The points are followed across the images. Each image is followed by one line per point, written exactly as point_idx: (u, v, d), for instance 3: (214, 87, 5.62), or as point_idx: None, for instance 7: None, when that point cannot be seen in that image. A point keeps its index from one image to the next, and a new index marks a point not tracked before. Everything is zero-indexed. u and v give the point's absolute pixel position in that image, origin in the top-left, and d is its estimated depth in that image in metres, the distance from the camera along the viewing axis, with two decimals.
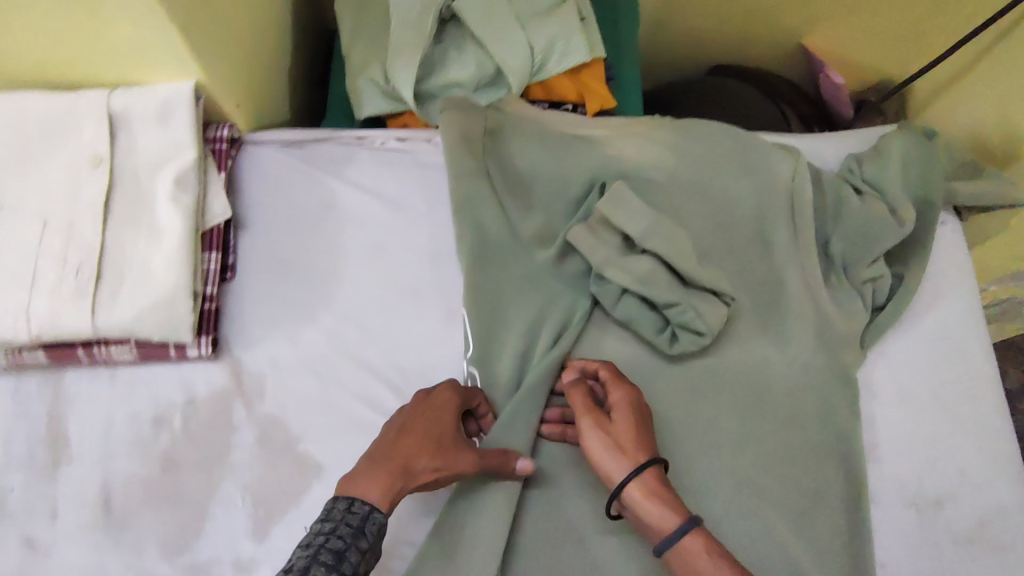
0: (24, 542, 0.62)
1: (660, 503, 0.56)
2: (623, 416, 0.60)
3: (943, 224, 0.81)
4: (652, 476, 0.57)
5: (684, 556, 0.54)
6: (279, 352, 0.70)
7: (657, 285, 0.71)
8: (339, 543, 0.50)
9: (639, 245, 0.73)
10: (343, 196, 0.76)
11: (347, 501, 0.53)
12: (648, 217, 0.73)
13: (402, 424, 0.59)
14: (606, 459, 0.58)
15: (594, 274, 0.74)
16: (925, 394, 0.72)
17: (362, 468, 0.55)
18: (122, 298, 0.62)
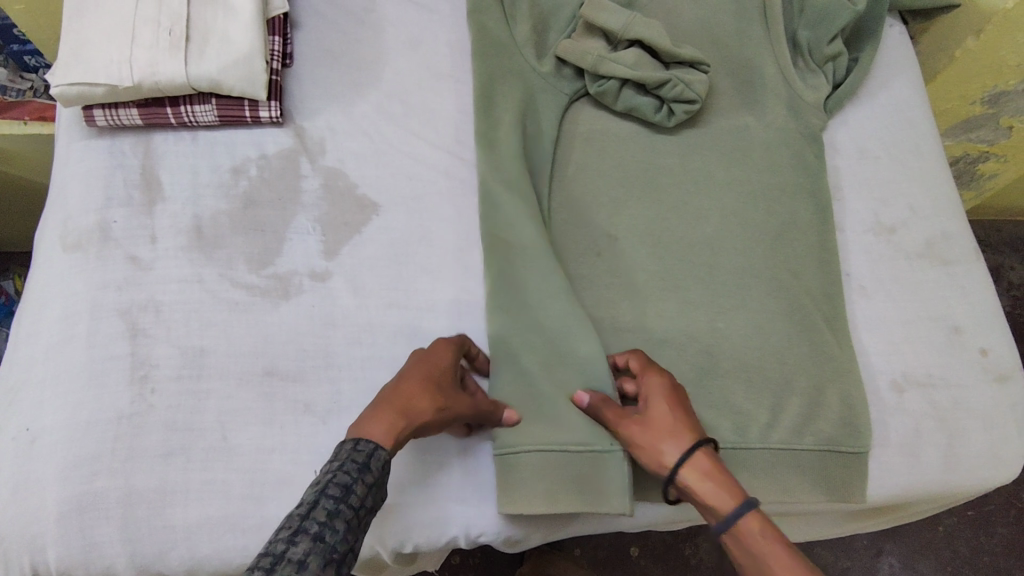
0: (129, 258, 0.72)
1: (717, 485, 0.57)
2: (660, 400, 0.63)
3: (891, 26, 0.95)
4: (704, 457, 0.59)
5: (739, 535, 0.55)
6: (335, 120, 0.81)
7: (646, 69, 0.81)
8: (345, 478, 0.53)
9: (624, 39, 0.82)
10: (381, 2, 0.88)
11: (352, 442, 0.56)
12: (625, 12, 0.82)
13: (400, 372, 0.63)
14: (654, 447, 0.60)
15: (590, 77, 0.83)
16: (879, 150, 0.86)
17: (365, 415, 0.59)
18: (207, 55, 0.74)
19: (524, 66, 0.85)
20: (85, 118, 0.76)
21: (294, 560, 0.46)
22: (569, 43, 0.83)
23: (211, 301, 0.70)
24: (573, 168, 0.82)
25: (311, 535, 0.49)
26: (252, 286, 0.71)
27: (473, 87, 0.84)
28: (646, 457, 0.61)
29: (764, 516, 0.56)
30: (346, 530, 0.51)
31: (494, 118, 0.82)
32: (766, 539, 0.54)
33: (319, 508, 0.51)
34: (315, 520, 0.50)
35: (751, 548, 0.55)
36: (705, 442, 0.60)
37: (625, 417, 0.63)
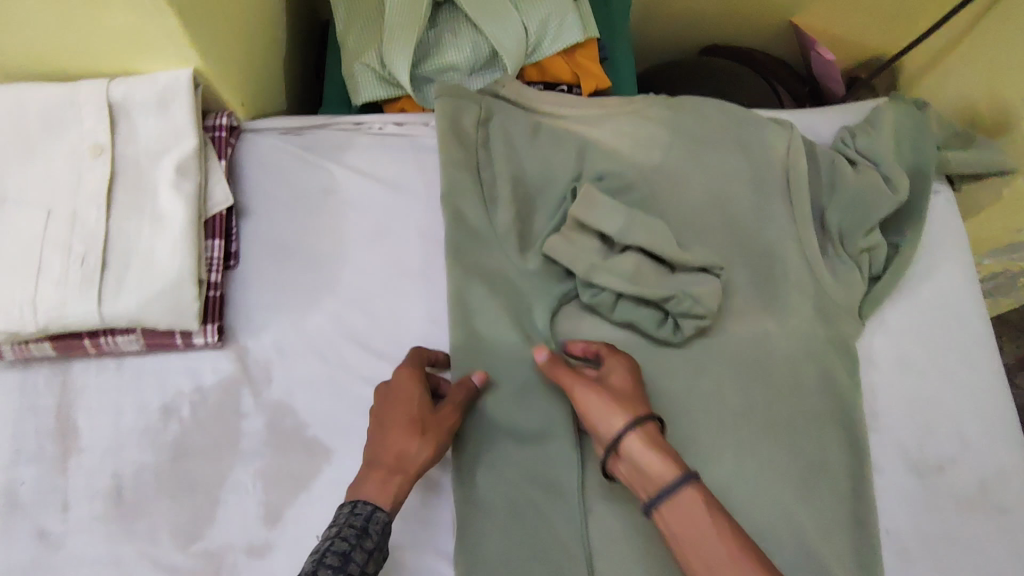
0: (37, 533, 0.62)
1: (657, 457, 0.56)
2: (619, 377, 0.63)
3: (937, 193, 0.82)
4: (647, 434, 0.58)
5: (678, 504, 0.54)
6: (285, 338, 0.70)
7: (646, 282, 0.69)
8: (343, 545, 0.53)
9: (620, 243, 0.71)
10: (343, 182, 0.77)
11: (349, 506, 0.57)
12: (622, 212, 0.71)
13: (374, 420, 0.62)
14: (599, 416, 0.59)
15: (582, 284, 0.71)
16: (923, 362, 0.73)
17: (359, 479, 0.59)
18: (128, 287, 0.63)
19: (507, 264, 0.73)
20: None
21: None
22: (557, 241, 0.71)
23: None
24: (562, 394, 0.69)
25: None
26: (178, 569, 0.61)
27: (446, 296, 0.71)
28: (593, 410, 0.60)
29: (705, 491, 0.55)
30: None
31: (470, 333, 0.70)
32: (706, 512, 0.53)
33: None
34: None
35: (688, 509, 0.54)
36: (649, 418, 0.59)
37: (571, 375, 0.62)
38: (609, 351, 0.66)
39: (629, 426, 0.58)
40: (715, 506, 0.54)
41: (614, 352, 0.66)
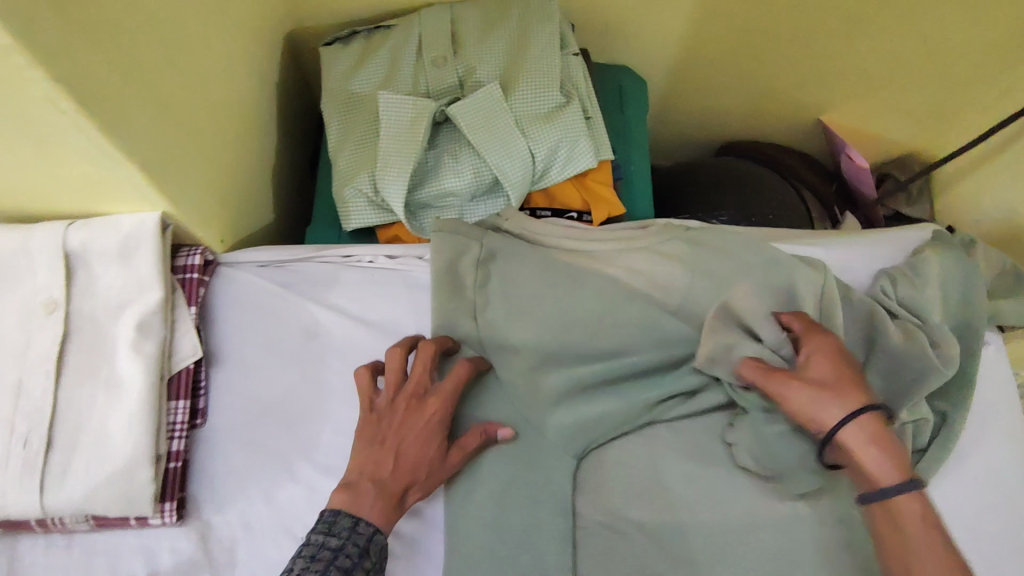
0: None
1: (885, 458, 0.55)
2: (829, 372, 0.59)
3: (988, 344, 0.74)
4: (872, 423, 0.56)
5: (892, 505, 0.54)
6: (253, 513, 0.62)
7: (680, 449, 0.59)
8: (346, 563, 0.53)
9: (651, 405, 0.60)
10: (327, 325, 0.69)
11: (350, 521, 0.55)
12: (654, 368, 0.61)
13: (388, 433, 0.60)
14: (813, 411, 0.57)
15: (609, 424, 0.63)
16: (971, 551, 0.65)
17: (360, 491, 0.58)
18: (74, 471, 0.57)
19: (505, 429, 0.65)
20: None
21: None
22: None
23: None
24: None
25: None
26: None
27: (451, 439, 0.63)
28: (806, 412, 0.57)
29: (921, 495, 0.54)
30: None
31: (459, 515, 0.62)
32: (928, 521, 0.53)
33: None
34: None
35: (895, 496, 0.54)
36: (874, 413, 0.56)
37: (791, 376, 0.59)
38: (828, 350, 0.60)
39: (849, 424, 0.56)
40: (927, 512, 0.54)
41: (832, 347, 0.61)
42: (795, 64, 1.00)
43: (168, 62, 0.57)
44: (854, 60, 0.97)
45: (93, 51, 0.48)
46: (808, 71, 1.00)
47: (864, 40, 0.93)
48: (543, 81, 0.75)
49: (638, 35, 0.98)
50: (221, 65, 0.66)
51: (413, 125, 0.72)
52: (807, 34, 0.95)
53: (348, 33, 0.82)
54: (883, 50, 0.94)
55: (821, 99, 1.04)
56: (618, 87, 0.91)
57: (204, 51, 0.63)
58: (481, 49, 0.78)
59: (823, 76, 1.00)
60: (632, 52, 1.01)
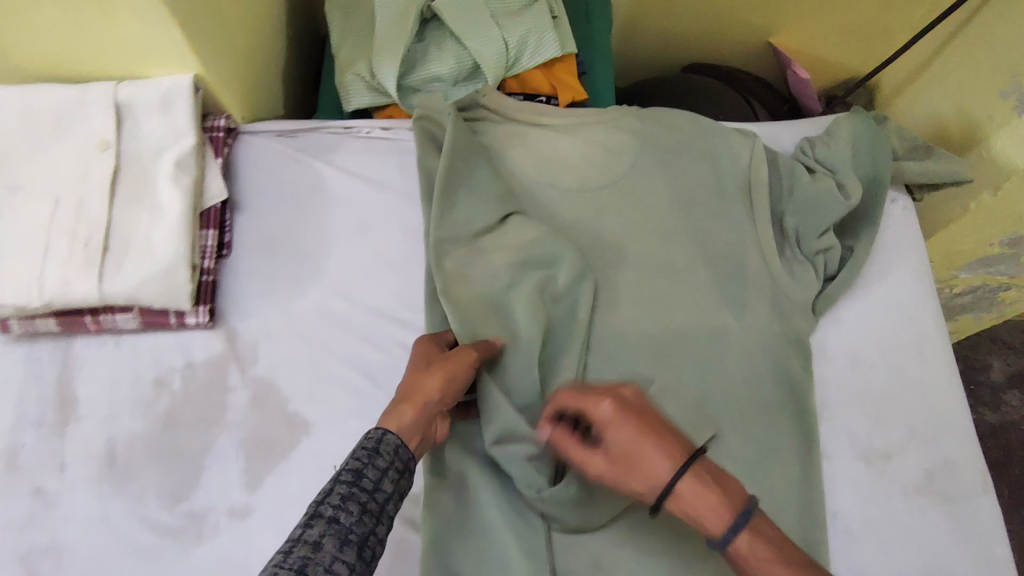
0: (35, 491, 0.67)
1: (703, 491, 0.52)
2: (629, 433, 0.54)
3: (895, 202, 0.86)
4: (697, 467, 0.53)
5: (736, 556, 0.51)
6: (271, 320, 0.75)
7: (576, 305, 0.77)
8: (357, 464, 0.52)
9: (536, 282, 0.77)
10: (331, 179, 0.82)
11: (396, 437, 0.56)
12: (538, 240, 0.79)
13: (447, 375, 0.63)
14: (638, 461, 0.53)
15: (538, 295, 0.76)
16: (873, 355, 0.77)
17: (410, 408, 0.59)
18: (126, 268, 0.69)
19: (483, 261, 0.78)
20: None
21: (310, 541, 0.46)
22: (534, 236, 0.79)
23: (116, 547, 0.65)
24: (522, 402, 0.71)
25: (325, 518, 0.48)
26: (161, 527, 0.66)
27: (424, 279, 0.77)
28: (626, 445, 0.54)
29: (767, 526, 0.52)
30: (362, 513, 0.50)
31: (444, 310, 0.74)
32: (768, 558, 0.50)
33: (334, 493, 0.50)
34: (328, 505, 0.49)
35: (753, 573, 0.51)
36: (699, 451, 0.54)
37: (614, 432, 0.55)
38: (613, 416, 0.55)
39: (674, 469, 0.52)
40: (776, 548, 0.51)
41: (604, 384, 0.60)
42: None
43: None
44: None
45: None
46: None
47: None
48: None
49: None
50: None
51: (404, 19, 0.85)
52: None
53: None
54: None
55: (769, 22, 1.17)
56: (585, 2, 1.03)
57: None
58: None
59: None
60: None
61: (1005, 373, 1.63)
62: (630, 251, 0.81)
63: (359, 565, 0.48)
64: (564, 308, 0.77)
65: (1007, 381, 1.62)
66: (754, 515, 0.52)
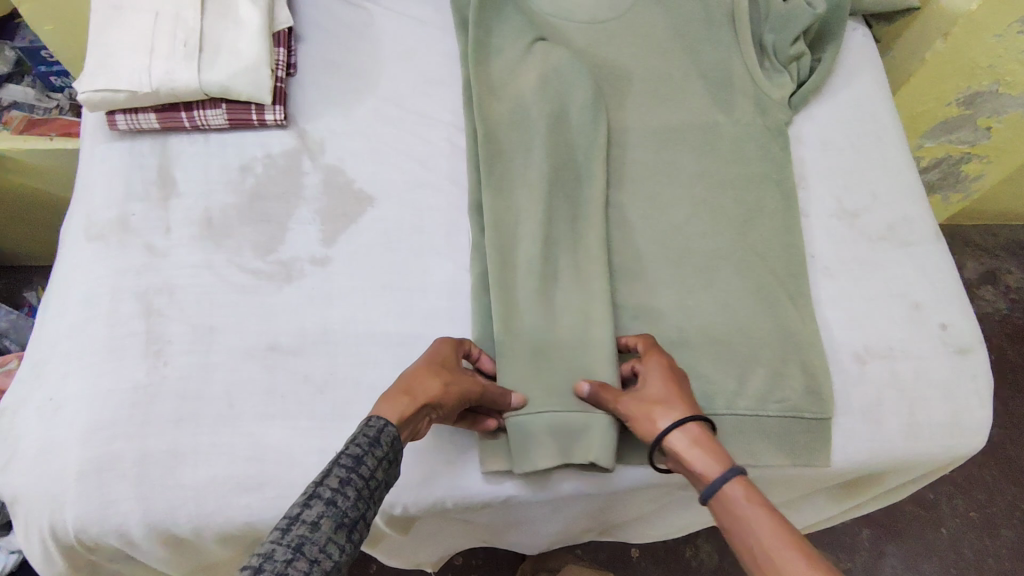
0: (146, 247, 0.78)
1: (704, 457, 0.62)
2: (661, 387, 0.67)
3: (856, 30, 1.01)
4: (696, 428, 0.64)
5: (727, 500, 0.60)
6: (334, 122, 0.89)
7: (593, 105, 0.88)
8: (357, 450, 0.56)
9: (553, 91, 0.89)
10: (379, 19, 0.97)
11: (395, 430, 0.59)
12: (555, 57, 0.91)
13: (452, 393, 0.65)
14: (644, 419, 0.66)
15: (558, 100, 0.89)
16: (840, 140, 0.91)
17: (410, 403, 0.61)
18: (218, 64, 0.82)
19: (510, 74, 0.91)
20: (108, 122, 0.84)
21: (308, 522, 0.50)
22: (554, 52, 0.91)
23: (219, 285, 0.77)
24: (548, 165, 0.84)
25: (323, 500, 0.52)
26: (256, 271, 0.78)
27: (462, 88, 0.92)
28: (644, 419, 0.66)
29: (744, 487, 0.60)
30: (357, 497, 0.54)
31: (478, 101, 0.88)
32: (754, 501, 0.59)
33: (332, 476, 0.53)
34: (327, 487, 0.53)
35: (740, 514, 0.59)
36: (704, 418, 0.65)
37: (641, 403, 0.67)
38: (657, 370, 0.69)
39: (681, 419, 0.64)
40: (761, 498, 0.59)
41: (666, 368, 0.69)
42: None
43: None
44: None
45: None
46: None
47: None
48: None
49: None
50: None
51: None
52: None
53: None
54: None
55: None
56: None
57: None
58: None
59: None
60: None
61: (977, 271, 1.75)
62: (634, 69, 0.95)
63: (350, 546, 0.52)
64: (583, 105, 0.89)
65: (980, 278, 1.74)
66: (734, 480, 0.60)
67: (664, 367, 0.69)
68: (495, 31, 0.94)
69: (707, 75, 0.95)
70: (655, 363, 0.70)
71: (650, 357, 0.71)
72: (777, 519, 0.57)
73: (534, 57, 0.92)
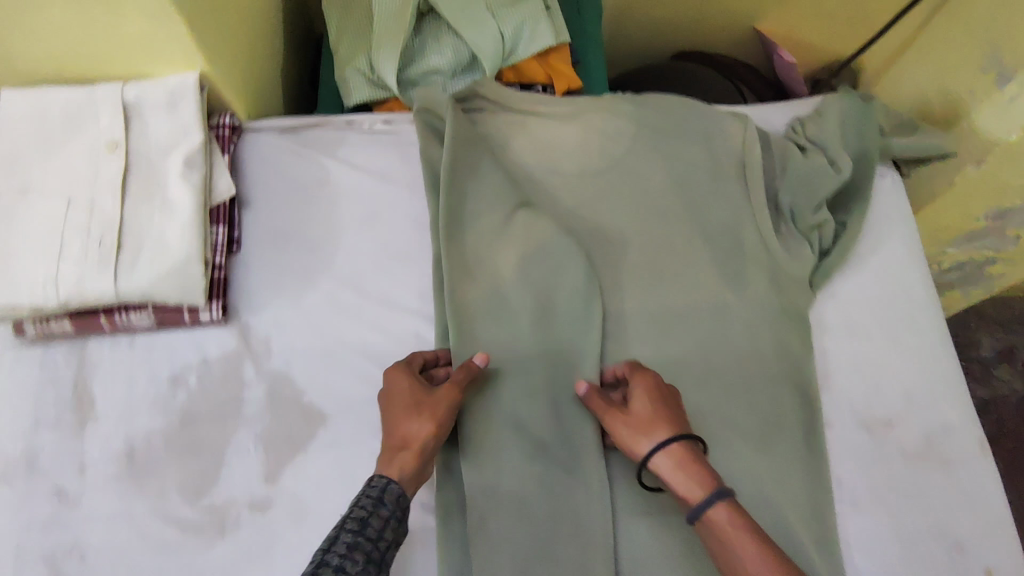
0: (56, 492, 0.68)
1: (689, 478, 0.61)
2: (645, 409, 0.65)
3: (884, 176, 0.89)
4: (680, 449, 0.62)
5: (713, 524, 0.59)
6: (283, 314, 0.76)
7: (588, 296, 0.77)
8: (362, 513, 0.56)
9: (540, 282, 0.78)
10: (336, 175, 0.83)
11: (399, 487, 0.59)
12: (542, 235, 0.79)
13: (434, 419, 0.64)
14: (634, 445, 0.64)
15: (547, 292, 0.77)
16: (869, 326, 0.79)
17: (408, 457, 0.62)
18: (142, 261, 0.69)
19: (489, 252, 0.79)
20: (15, 329, 0.71)
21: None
22: (541, 228, 0.80)
23: (139, 544, 0.66)
24: (533, 381, 0.73)
25: (332, 567, 0.50)
26: (184, 523, 0.67)
27: (432, 266, 0.79)
28: (630, 442, 0.64)
29: (729, 511, 0.59)
30: (367, 562, 0.52)
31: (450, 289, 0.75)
32: (739, 528, 0.58)
33: (340, 542, 0.52)
34: (336, 552, 0.51)
35: (727, 542, 0.58)
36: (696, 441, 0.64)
37: (626, 427, 0.64)
38: (640, 388, 0.67)
39: (669, 442, 0.62)
40: (749, 524, 0.58)
41: (652, 384, 0.67)
42: None
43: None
44: None
45: None
46: None
47: None
48: None
49: None
50: None
51: (403, 12, 0.87)
52: None
53: None
54: None
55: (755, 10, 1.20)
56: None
57: None
58: None
59: None
60: None
61: (994, 348, 1.63)
62: (629, 233, 0.82)
63: None
64: (576, 294, 0.77)
65: (996, 355, 1.62)
66: (721, 501, 0.59)
67: (647, 381, 0.67)
68: (473, 196, 0.81)
69: (717, 242, 0.82)
70: (638, 381, 0.67)
71: (635, 372, 0.69)
72: (760, 548, 0.57)
73: (518, 230, 0.80)
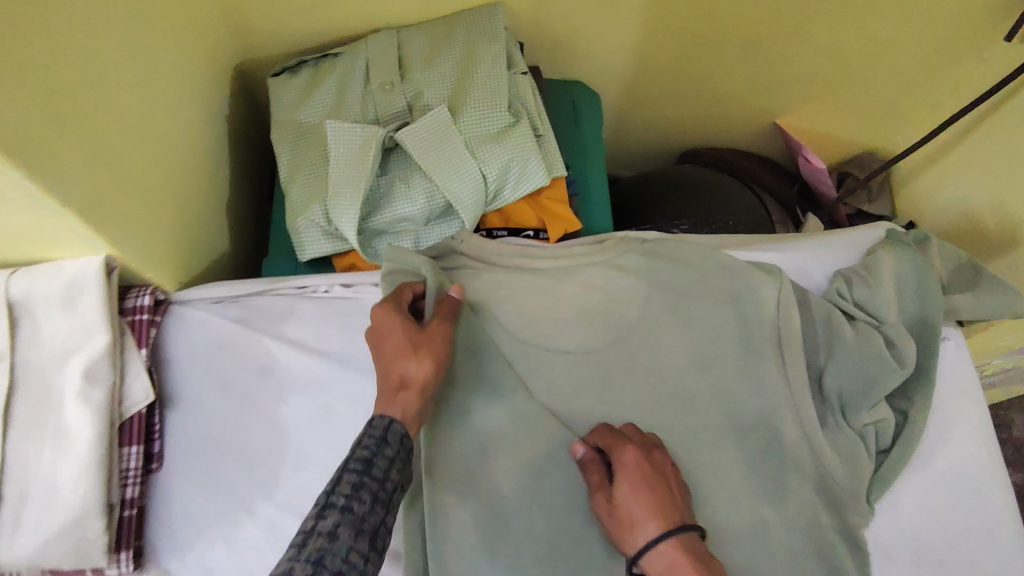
0: None
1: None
2: (628, 492, 0.56)
3: (949, 340, 0.74)
4: (672, 546, 0.53)
5: None
6: (213, 556, 0.63)
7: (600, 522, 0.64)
8: (366, 453, 0.52)
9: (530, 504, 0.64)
10: (283, 360, 0.69)
11: (403, 427, 0.55)
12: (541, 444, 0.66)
13: (428, 351, 0.60)
14: (620, 538, 0.56)
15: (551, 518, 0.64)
16: (937, 547, 0.67)
17: (408, 393, 0.57)
18: (24, 531, 0.57)
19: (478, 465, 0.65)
20: None
21: (325, 532, 0.46)
22: (542, 436, 0.66)
23: None
24: None
25: (339, 508, 0.48)
26: None
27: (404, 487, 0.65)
28: (616, 530, 0.56)
29: None
30: (374, 503, 0.50)
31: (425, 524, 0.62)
32: None
33: (344, 481, 0.50)
34: (340, 495, 0.49)
35: None
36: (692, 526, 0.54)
37: (613, 516, 0.56)
38: (627, 469, 0.57)
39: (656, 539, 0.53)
40: None
41: (636, 459, 0.58)
42: (748, 68, 0.99)
43: (94, 89, 0.55)
44: (805, 63, 0.97)
45: (17, 105, 0.46)
46: (767, 75, 1.00)
47: (810, 50, 0.95)
48: (488, 102, 0.75)
49: (584, 52, 0.97)
50: (163, 102, 0.66)
51: (363, 153, 0.72)
52: (761, 41, 0.94)
53: (296, 64, 0.82)
54: (835, 55, 0.95)
55: (778, 103, 1.05)
56: (571, 102, 0.92)
57: (130, 81, 0.60)
58: (428, 73, 0.77)
59: (779, 81, 1.01)
60: (583, 68, 1.01)
61: None
62: (644, 432, 0.68)
63: (372, 557, 0.48)
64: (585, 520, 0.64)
65: None
66: None
67: (637, 459, 0.58)
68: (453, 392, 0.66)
69: (753, 440, 0.68)
70: (625, 454, 0.58)
71: (624, 444, 0.59)
72: None
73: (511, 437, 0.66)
